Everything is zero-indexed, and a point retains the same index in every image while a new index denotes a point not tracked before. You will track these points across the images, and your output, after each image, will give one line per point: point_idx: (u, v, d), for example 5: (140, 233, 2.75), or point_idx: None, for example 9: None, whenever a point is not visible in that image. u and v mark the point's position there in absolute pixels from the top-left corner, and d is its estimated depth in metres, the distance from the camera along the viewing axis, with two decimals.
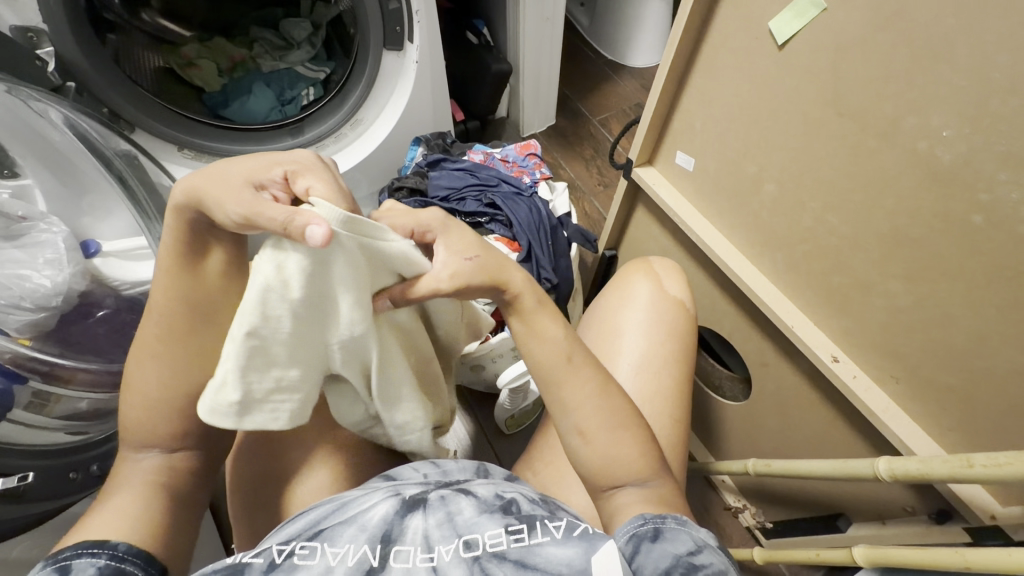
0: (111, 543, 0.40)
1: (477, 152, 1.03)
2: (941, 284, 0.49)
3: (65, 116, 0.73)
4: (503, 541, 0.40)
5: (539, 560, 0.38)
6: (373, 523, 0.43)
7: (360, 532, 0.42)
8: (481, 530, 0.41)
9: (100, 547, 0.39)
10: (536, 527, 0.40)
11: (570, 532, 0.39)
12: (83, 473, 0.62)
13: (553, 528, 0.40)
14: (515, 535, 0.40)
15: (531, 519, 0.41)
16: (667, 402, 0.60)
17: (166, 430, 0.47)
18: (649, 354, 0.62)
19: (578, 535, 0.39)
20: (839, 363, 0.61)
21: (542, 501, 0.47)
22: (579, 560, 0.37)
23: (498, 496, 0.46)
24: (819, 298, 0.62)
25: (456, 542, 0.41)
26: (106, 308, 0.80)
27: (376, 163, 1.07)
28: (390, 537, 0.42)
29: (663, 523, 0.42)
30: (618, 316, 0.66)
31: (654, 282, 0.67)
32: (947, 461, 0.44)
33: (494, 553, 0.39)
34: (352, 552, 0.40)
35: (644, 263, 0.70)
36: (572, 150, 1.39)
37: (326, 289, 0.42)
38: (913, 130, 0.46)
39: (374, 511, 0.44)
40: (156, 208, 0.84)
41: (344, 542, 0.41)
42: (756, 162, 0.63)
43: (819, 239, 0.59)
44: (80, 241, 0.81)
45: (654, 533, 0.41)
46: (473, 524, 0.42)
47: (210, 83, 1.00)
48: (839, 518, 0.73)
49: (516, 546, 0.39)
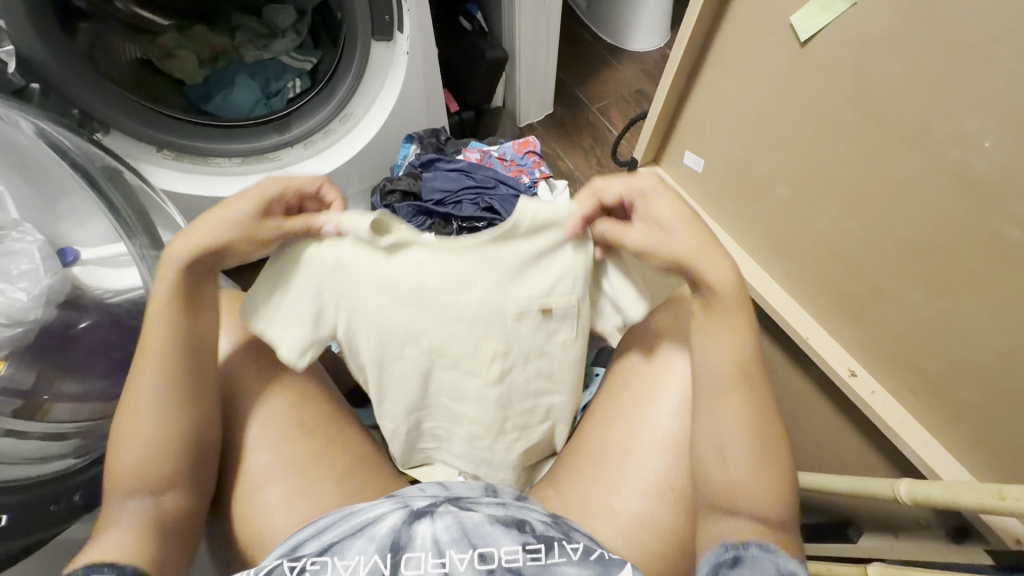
0: (119, 566, 0.40)
1: (473, 150, 0.96)
2: (967, 299, 0.46)
3: (36, 126, 0.70)
4: (520, 558, 0.39)
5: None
6: (382, 532, 0.41)
7: (369, 542, 0.41)
8: (498, 544, 0.40)
9: (108, 569, 0.39)
10: (554, 547, 0.40)
11: (586, 556, 0.40)
12: (64, 504, 0.59)
13: (571, 549, 0.40)
14: (532, 554, 0.39)
15: (548, 539, 0.41)
16: None
17: (153, 463, 0.45)
18: None
19: (594, 559, 0.39)
20: (856, 377, 0.58)
21: (555, 522, 0.45)
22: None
23: (509, 513, 0.44)
24: (837, 309, 0.59)
25: (470, 552, 0.39)
26: (87, 321, 0.76)
27: (366, 160, 1.03)
28: (400, 546, 0.40)
29: (744, 549, 0.40)
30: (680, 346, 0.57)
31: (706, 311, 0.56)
32: (975, 490, 0.42)
33: (509, 568, 0.38)
34: (363, 562, 0.39)
35: None
36: (571, 140, 1.35)
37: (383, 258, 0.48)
38: (947, 136, 0.43)
39: (383, 522, 0.42)
40: (135, 214, 0.79)
41: (354, 554, 0.40)
42: (768, 164, 0.59)
43: (837, 246, 0.56)
44: (57, 248, 0.74)
45: (733, 560, 0.40)
46: (487, 534, 0.41)
47: (191, 74, 0.94)
48: (850, 527, 0.70)
49: (532, 564, 0.39)
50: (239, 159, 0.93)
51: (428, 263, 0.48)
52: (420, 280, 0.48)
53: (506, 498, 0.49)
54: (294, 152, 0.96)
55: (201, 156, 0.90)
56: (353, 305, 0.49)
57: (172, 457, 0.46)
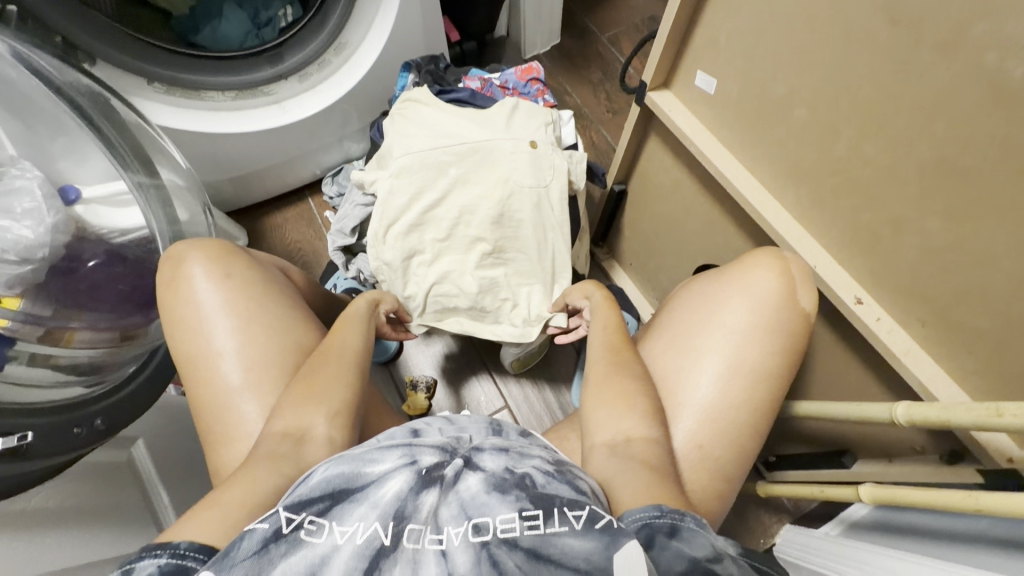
0: (173, 542, 0.38)
1: (473, 78, 0.90)
2: (985, 221, 0.45)
3: (10, 47, 0.67)
4: (517, 527, 0.38)
5: (555, 551, 0.36)
6: (385, 500, 0.40)
7: (371, 510, 0.39)
8: (492, 513, 0.39)
9: (161, 547, 0.37)
10: (553, 514, 0.38)
11: (592, 524, 0.37)
12: (86, 428, 0.60)
13: (572, 517, 0.38)
14: (530, 522, 0.38)
15: (547, 504, 0.39)
16: (771, 397, 0.55)
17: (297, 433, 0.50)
18: (754, 365, 0.55)
19: (600, 528, 0.36)
20: (863, 305, 0.58)
21: (558, 471, 0.45)
22: (597, 556, 0.35)
23: (508, 469, 0.44)
24: (849, 239, 0.58)
25: (465, 525, 0.38)
26: (93, 260, 0.77)
27: (364, 95, 0.99)
28: (404, 515, 0.39)
29: (680, 520, 0.39)
30: (723, 302, 0.57)
31: (783, 287, 0.56)
32: (970, 410, 0.42)
33: (504, 539, 0.37)
34: (362, 529, 0.37)
35: (783, 262, 0.58)
36: (579, 73, 1.28)
37: (445, 142, 0.74)
38: (986, 40, 0.39)
39: (387, 488, 0.41)
40: (129, 147, 0.78)
41: (353, 520, 0.38)
42: (785, 83, 0.55)
43: (851, 172, 0.54)
44: (59, 187, 0.75)
45: (669, 529, 0.39)
46: (483, 505, 0.40)
47: (176, 4, 0.84)
48: (844, 455, 0.73)
49: (530, 534, 0.37)
50: (232, 93, 0.90)
51: (490, 159, 0.74)
52: (463, 155, 0.73)
53: (509, 445, 0.48)
54: (288, 86, 0.94)
55: (192, 91, 0.87)
56: (410, 157, 0.73)
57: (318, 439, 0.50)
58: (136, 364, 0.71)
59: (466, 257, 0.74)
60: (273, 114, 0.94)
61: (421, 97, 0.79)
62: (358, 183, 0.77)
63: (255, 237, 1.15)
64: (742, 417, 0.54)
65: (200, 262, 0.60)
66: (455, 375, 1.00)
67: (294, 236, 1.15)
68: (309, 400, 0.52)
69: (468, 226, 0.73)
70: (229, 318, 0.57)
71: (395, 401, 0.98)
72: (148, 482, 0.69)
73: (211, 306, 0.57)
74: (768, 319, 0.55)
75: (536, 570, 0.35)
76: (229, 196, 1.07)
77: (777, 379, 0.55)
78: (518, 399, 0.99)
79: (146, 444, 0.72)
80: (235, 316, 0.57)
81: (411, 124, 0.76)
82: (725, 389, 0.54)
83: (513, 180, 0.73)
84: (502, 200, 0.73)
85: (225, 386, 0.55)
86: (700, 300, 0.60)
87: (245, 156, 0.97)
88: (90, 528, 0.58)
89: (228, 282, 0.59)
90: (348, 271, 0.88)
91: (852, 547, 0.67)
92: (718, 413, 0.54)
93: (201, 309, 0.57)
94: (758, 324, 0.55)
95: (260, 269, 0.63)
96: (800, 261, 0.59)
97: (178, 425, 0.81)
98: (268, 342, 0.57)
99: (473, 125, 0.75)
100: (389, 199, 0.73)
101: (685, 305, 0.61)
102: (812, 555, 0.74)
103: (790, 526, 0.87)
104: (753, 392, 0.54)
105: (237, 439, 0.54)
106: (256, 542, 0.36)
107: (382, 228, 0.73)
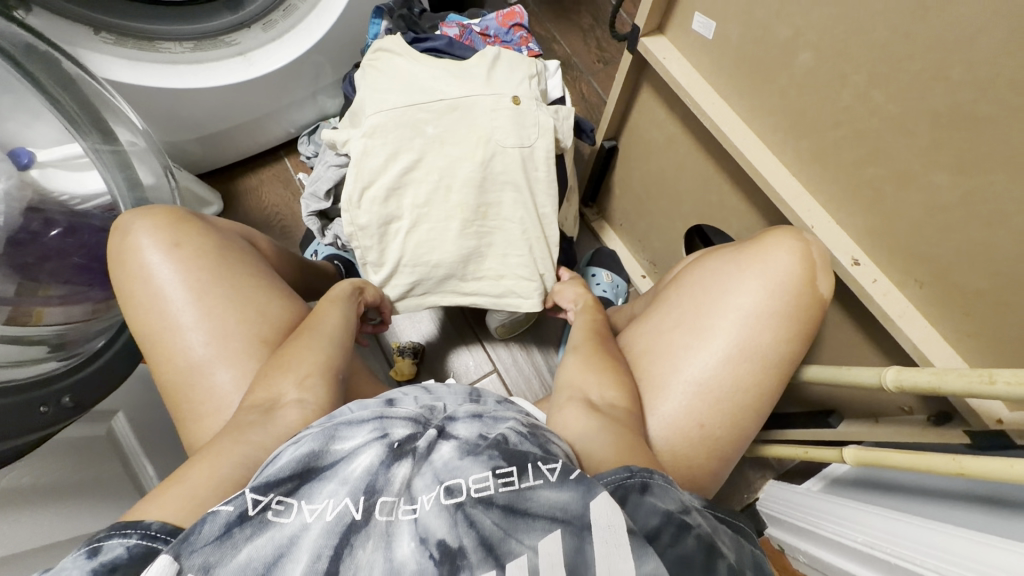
0: (143, 522, 0.37)
1: (451, 25, 0.83)
2: (999, 176, 0.42)
3: None
4: (491, 486, 0.37)
5: (531, 505, 0.36)
6: (355, 476, 0.38)
7: (341, 486, 0.38)
8: (465, 475, 0.38)
9: (132, 527, 0.36)
10: (528, 470, 0.38)
11: (565, 476, 0.37)
12: (55, 407, 0.58)
13: (547, 471, 0.37)
14: (504, 479, 0.37)
15: (521, 461, 0.38)
16: (774, 379, 0.53)
17: (270, 407, 0.48)
18: (761, 347, 0.52)
19: (575, 479, 0.36)
20: (860, 267, 0.55)
21: (531, 433, 0.43)
22: (574, 504, 0.35)
23: (482, 435, 0.42)
24: (851, 196, 0.55)
25: (437, 490, 0.38)
26: (59, 227, 0.72)
27: (336, 45, 0.92)
28: (376, 488, 0.38)
29: (651, 477, 0.39)
30: (732, 282, 0.54)
31: (801, 264, 0.53)
32: (964, 376, 0.41)
33: (479, 499, 0.37)
34: (332, 506, 0.36)
35: (799, 237, 0.54)
36: (567, 17, 1.19)
37: (419, 98, 0.68)
38: None
39: (357, 462, 0.39)
40: (78, 106, 0.71)
41: (323, 498, 0.37)
42: (790, 24, 0.51)
43: (857, 123, 0.50)
44: (8, 150, 0.68)
45: (641, 486, 0.38)
46: (455, 469, 0.39)
47: None
48: (830, 416, 0.74)
49: (504, 491, 0.37)
50: (190, 44, 0.83)
51: (470, 119, 0.69)
52: (440, 112, 0.68)
53: (484, 410, 0.46)
54: (252, 35, 0.86)
55: (145, 41, 0.80)
56: (383, 113, 0.68)
57: (300, 408, 0.48)
58: (106, 339, 0.69)
59: (448, 224, 0.70)
60: (238, 68, 0.86)
61: (391, 46, 0.72)
62: (329, 143, 0.72)
63: (228, 201, 1.09)
64: (741, 399, 0.52)
65: (147, 228, 0.56)
66: (441, 340, 0.99)
67: (270, 199, 1.10)
68: (280, 375, 0.50)
69: (450, 190, 0.69)
70: (186, 292, 0.54)
71: (381, 367, 0.97)
72: (130, 454, 0.69)
73: (166, 280, 0.54)
74: (783, 306, 0.52)
75: (512, 525, 0.35)
76: (199, 158, 1.01)
77: (782, 362, 0.53)
78: (506, 362, 0.98)
79: (126, 417, 0.71)
80: (189, 290, 0.54)
81: (385, 76, 0.70)
82: (729, 369, 0.52)
83: (493, 140, 0.69)
84: (482, 160, 0.69)
85: (187, 362, 0.53)
86: (712, 279, 0.56)
87: (211, 113, 0.90)
88: (72, 502, 0.58)
89: (181, 251, 0.55)
90: (326, 237, 0.85)
91: (830, 502, 0.69)
92: (722, 394, 0.52)
93: (154, 278, 0.54)
94: (775, 312, 0.52)
95: (216, 236, 0.59)
96: (822, 245, 0.55)
97: (160, 395, 0.80)
98: (238, 318, 0.54)
99: (452, 78, 0.70)
100: (363, 161, 0.68)
101: (694, 284, 0.57)
102: (791, 509, 0.77)
103: (773, 481, 0.89)
104: (758, 373, 0.52)
105: (204, 413, 0.52)
106: (218, 527, 0.34)
107: (357, 190, 0.68)
